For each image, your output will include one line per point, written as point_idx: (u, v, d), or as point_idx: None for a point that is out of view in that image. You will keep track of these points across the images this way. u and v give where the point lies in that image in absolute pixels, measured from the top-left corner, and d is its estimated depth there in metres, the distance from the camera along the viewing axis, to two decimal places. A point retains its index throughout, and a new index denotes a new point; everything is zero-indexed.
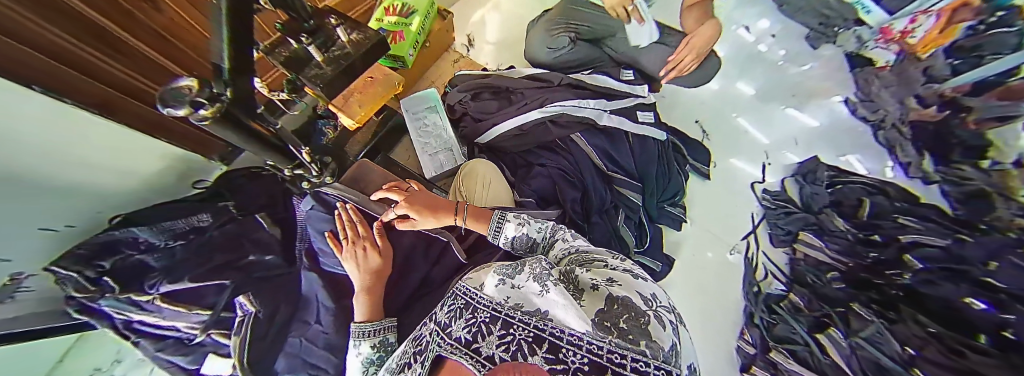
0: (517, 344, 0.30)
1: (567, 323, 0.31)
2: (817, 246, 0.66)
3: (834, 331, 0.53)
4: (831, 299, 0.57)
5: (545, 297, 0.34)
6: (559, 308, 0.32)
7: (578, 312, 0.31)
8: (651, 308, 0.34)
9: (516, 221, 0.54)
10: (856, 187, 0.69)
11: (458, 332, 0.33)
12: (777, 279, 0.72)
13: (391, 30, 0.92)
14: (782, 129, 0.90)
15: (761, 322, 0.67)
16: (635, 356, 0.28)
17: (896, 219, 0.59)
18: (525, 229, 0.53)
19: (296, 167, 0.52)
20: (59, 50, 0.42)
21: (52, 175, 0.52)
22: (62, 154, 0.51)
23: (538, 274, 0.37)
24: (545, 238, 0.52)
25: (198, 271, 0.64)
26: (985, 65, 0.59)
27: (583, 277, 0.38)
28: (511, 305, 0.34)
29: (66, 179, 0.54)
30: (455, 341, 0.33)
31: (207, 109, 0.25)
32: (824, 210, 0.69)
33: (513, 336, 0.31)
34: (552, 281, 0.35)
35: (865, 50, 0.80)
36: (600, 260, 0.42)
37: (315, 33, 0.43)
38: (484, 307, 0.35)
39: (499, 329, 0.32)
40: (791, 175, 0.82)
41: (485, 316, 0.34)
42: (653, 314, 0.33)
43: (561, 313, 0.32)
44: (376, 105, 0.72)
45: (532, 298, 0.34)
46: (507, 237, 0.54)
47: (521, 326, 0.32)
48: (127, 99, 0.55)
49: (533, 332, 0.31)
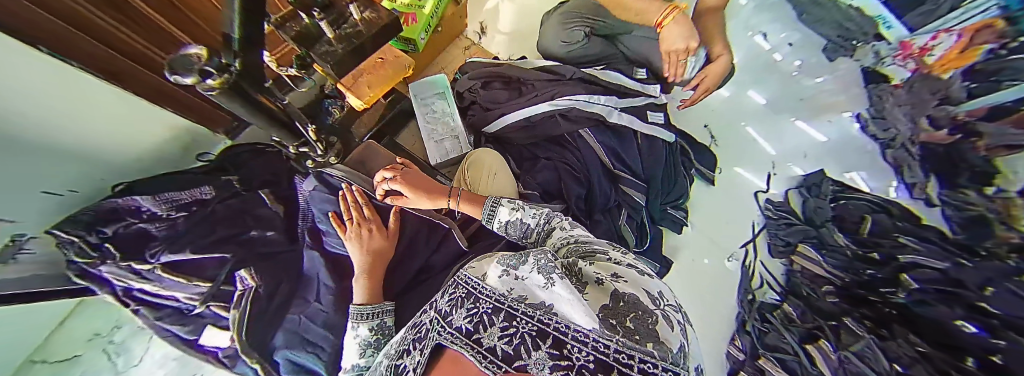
0: (520, 337, 0.30)
1: (576, 320, 0.30)
2: (814, 260, 0.53)
3: (825, 343, 0.41)
4: (826, 313, 0.45)
5: (550, 291, 0.33)
6: (565, 303, 0.32)
7: (585, 309, 0.31)
8: (658, 306, 0.34)
9: (510, 206, 0.53)
10: (860, 204, 0.52)
11: (462, 322, 0.33)
12: (772, 288, 0.61)
13: (403, 12, 0.91)
14: (791, 138, 0.71)
15: (752, 330, 0.59)
16: (643, 356, 0.28)
17: (897, 238, 0.42)
18: (519, 215, 0.52)
19: (302, 145, 0.51)
20: (72, 14, 0.41)
21: (49, 134, 0.51)
22: (60, 115, 0.49)
23: (542, 266, 0.36)
24: (540, 224, 0.51)
25: (200, 242, 0.64)
26: (989, 94, 0.36)
27: (588, 270, 0.38)
28: (515, 298, 0.34)
29: (62, 141, 0.53)
30: (457, 330, 0.33)
31: (215, 79, 0.27)
32: (827, 224, 0.55)
33: (516, 329, 0.31)
34: (558, 275, 0.34)
35: (884, 67, 0.52)
36: (601, 252, 0.42)
37: (327, 8, 0.41)
38: (487, 298, 0.35)
39: (501, 320, 0.32)
40: (798, 186, 0.69)
41: (487, 307, 0.34)
42: (660, 313, 0.33)
43: (565, 308, 0.32)
44: (386, 86, 0.70)
45: (537, 291, 0.34)
46: (501, 221, 0.53)
47: (525, 319, 0.31)
48: (137, 68, 0.54)
49: (538, 326, 0.31)
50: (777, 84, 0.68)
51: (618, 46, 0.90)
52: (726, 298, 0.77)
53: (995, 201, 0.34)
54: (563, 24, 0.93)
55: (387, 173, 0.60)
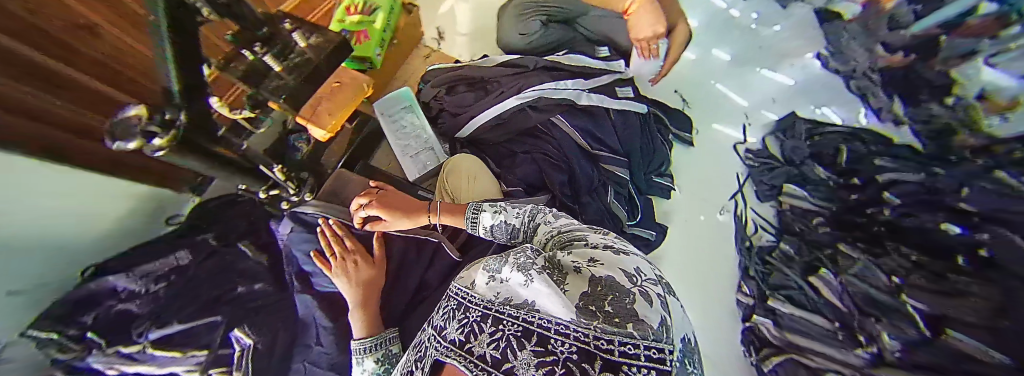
0: (505, 340, 0.22)
1: (554, 312, 0.22)
2: (799, 194, 0.78)
3: (826, 274, 0.65)
4: (811, 274, 0.59)
5: (530, 288, 0.25)
6: (545, 296, 0.24)
7: (563, 296, 0.23)
8: (637, 284, 0.25)
9: (492, 210, 0.49)
10: (833, 137, 0.79)
11: (453, 334, 0.26)
12: (767, 231, 0.82)
13: (354, 30, 0.88)
14: (760, 90, 0.94)
15: (756, 275, 0.78)
16: (623, 338, 0.20)
17: (875, 161, 0.70)
18: (502, 216, 0.48)
19: (270, 188, 0.49)
20: (17, 101, 0.39)
21: (11, 230, 0.47)
22: (25, 213, 0.48)
23: (523, 262, 0.28)
24: (526, 223, 0.46)
25: (188, 309, 0.61)
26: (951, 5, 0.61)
27: (566, 260, 0.29)
28: (500, 300, 0.26)
29: (31, 236, 0.51)
30: (450, 344, 0.25)
31: (161, 138, 0.25)
32: (805, 162, 0.80)
33: (502, 332, 0.23)
34: (537, 269, 0.27)
35: (835, 6, 0.84)
36: (581, 238, 0.34)
37: (270, 41, 0.37)
38: (475, 305, 0.27)
39: (489, 325, 0.24)
40: (771, 132, 0.90)
41: (476, 315, 0.26)
42: (637, 292, 0.24)
43: (546, 302, 0.23)
44: (347, 112, 0.67)
45: (518, 290, 0.26)
46: (485, 226, 0.49)
47: (510, 320, 0.23)
48: (75, 139, 0.50)
49: (522, 324, 0.23)
50: (738, 38, 0.97)
51: (578, 29, 0.96)
52: (722, 252, 0.88)
53: (959, 107, 0.60)
54: (520, 15, 0.94)
55: (363, 198, 0.59)
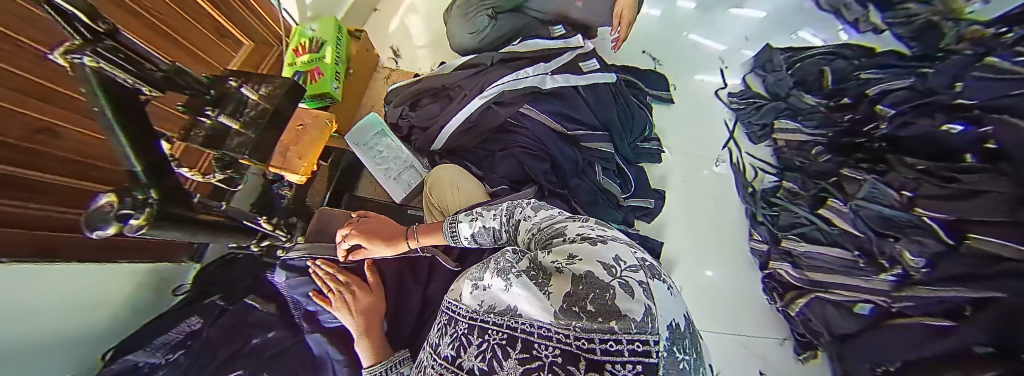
0: (491, 350, 0.24)
1: (534, 316, 0.23)
2: (794, 125, 0.93)
3: (835, 203, 0.80)
4: (822, 174, 0.85)
5: (511, 292, 0.26)
6: (525, 302, 0.25)
7: (541, 299, 0.24)
8: (617, 275, 0.22)
9: (468, 219, 0.47)
10: (819, 59, 0.96)
11: (445, 349, 0.29)
12: (768, 173, 0.95)
13: (307, 69, 0.85)
14: (731, 32, 1.10)
15: (766, 219, 0.90)
16: (602, 336, 0.19)
17: (860, 75, 0.90)
18: (480, 224, 0.45)
19: (262, 239, 0.48)
20: (7, 216, 0.42)
21: (40, 332, 0.48)
22: (50, 315, 0.49)
23: (502, 267, 0.30)
24: (505, 223, 0.42)
25: (209, 368, 0.61)
26: None
27: (546, 261, 0.26)
28: (485, 309, 0.28)
29: (60, 336, 0.52)
30: (444, 360, 0.28)
31: (138, 218, 0.20)
32: (791, 94, 0.95)
33: (486, 342, 0.25)
34: (517, 272, 0.28)
35: None
36: (562, 231, 0.31)
37: (220, 102, 0.33)
38: (463, 317, 0.29)
39: (476, 336, 0.26)
40: (753, 70, 1.06)
41: (463, 327, 0.28)
42: (619, 285, 0.21)
43: (526, 307, 0.24)
44: (319, 151, 0.59)
45: (501, 296, 0.27)
46: (466, 237, 0.47)
47: (495, 329, 0.25)
48: (58, 235, 0.50)
49: (507, 332, 0.24)
50: None
51: (529, 14, 0.95)
52: (727, 204, 0.98)
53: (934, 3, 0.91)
54: (464, 17, 0.93)
55: (345, 229, 0.59)
